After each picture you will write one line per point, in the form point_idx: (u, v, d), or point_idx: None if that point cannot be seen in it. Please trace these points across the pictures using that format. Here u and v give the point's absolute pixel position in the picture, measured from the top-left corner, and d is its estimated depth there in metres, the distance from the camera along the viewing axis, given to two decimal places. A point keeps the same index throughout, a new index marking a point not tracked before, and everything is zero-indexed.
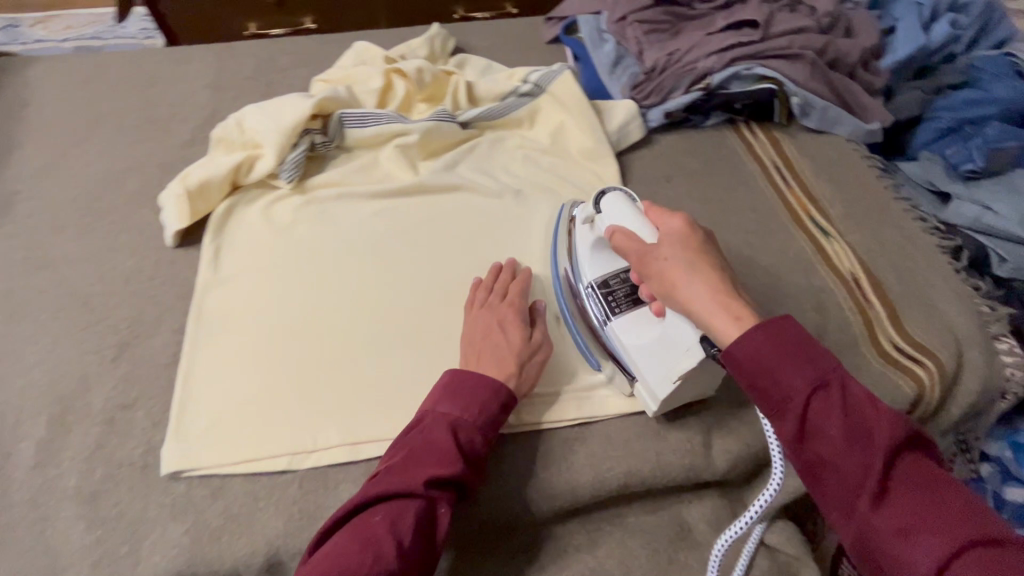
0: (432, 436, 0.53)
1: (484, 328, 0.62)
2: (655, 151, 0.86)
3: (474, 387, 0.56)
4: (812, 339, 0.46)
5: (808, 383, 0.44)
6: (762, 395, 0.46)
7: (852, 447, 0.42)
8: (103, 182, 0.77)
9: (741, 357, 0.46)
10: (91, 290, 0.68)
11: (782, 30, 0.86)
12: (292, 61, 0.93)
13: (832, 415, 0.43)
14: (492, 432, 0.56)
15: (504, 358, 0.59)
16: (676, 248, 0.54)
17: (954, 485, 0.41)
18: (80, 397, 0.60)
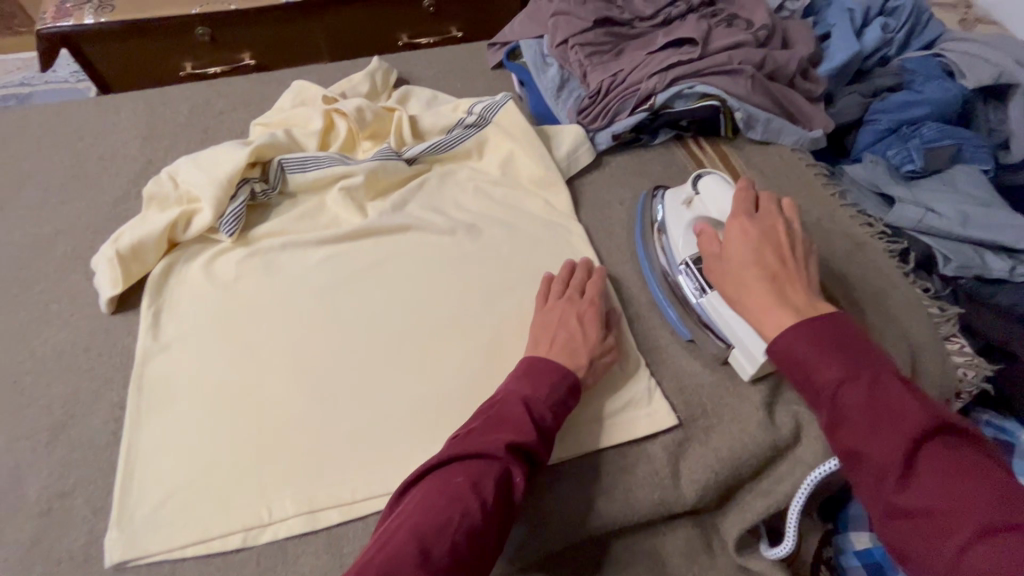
0: (508, 409, 0.55)
1: (560, 318, 0.65)
2: (606, 173, 0.86)
3: (544, 368, 0.59)
4: (855, 335, 0.50)
5: (841, 374, 0.48)
6: (802, 388, 0.50)
7: (880, 431, 0.45)
8: (31, 248, 0.73)
9: (780, 354, 0.52)
10: (21, 369, 0.64)
11: (720, 46, 0.87)
12: (229, 104, 0.90)
13: (862, 406, 0.46)
14: (560, 411, 0.57)
15: (575, 348, 0.62)
16: (739, 253, 0.60)
17: (991, 477, 0.42)
18: (12, 489, 0.56)
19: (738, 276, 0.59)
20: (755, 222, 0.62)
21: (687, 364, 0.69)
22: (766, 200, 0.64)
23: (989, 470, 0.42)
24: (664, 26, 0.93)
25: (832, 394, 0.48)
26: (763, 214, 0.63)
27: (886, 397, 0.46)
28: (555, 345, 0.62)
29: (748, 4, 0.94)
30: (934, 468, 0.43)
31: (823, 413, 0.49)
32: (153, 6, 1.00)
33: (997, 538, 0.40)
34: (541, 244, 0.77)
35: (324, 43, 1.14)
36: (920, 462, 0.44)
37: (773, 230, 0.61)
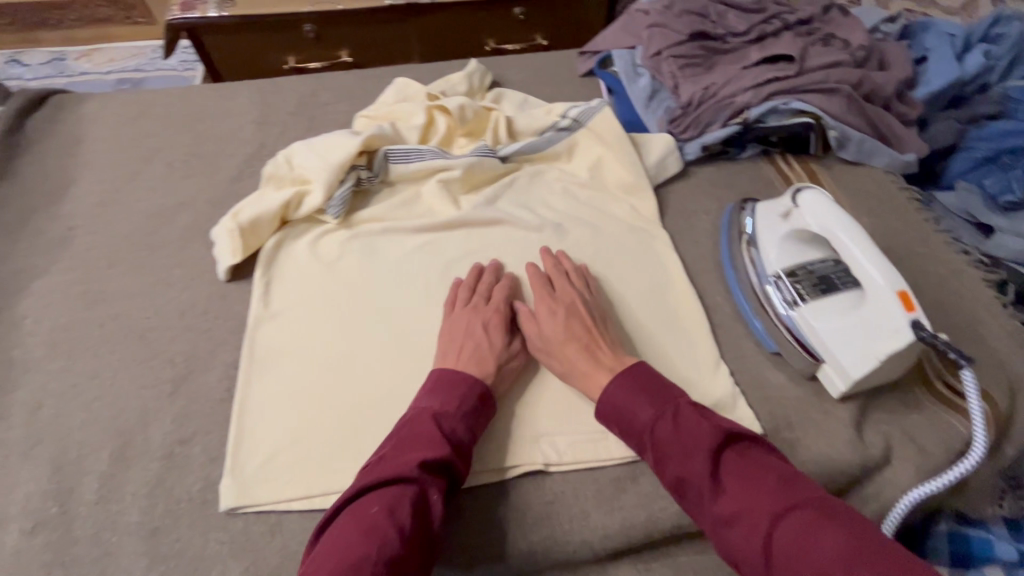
0: (418, 426, 0.56)
1: (466, 325, 0.66)
2: (692, 183, 0.87)
3: (453, 381, 0.60)
4: (657, 378, 0.61)
5: (651, 414, 0.57)
6: (627, 434, 0.59)
7: (688, 457, 0.53)
8: (158, 217, 0.79)
9: (603, 406, 0.60)
10: (148, 324, 0.69)
11: (817, 64, 0.87)
12: (334, 96, 0.95)
13: (672, 438, 0.55)
14: (476, 422, 0.59)
15: (483, 358, 0.63)
16: (554, 330, 0.65)
17: (770, 468, 0.52)
18: (138, 432, 0.61)
19: (563, 354, 0.64)
20: (556, 300, 0.68)
21: (771, 376, 0.68)
22: (559, 277, 0.71)
23: (772, 463, 0.52)
24: (757, 42, 0.94)
25: (648, 433, 0.57)
26: (563, 288, 0.70)
27: (686, 425, 0.55)
28: (462, 352, 0.64)
29: (844, 26, 0.94)
30: (733, 477, 0.52)
31: (648, 453, 0.57)
32: (269, 3, 1.07)
33: (785, 519, 0.48)
34: (626, 248, 0.79)
35: (416, 44, 1.20)
36: (724, 475, 0.52)
37: (576, 304, 0.67)
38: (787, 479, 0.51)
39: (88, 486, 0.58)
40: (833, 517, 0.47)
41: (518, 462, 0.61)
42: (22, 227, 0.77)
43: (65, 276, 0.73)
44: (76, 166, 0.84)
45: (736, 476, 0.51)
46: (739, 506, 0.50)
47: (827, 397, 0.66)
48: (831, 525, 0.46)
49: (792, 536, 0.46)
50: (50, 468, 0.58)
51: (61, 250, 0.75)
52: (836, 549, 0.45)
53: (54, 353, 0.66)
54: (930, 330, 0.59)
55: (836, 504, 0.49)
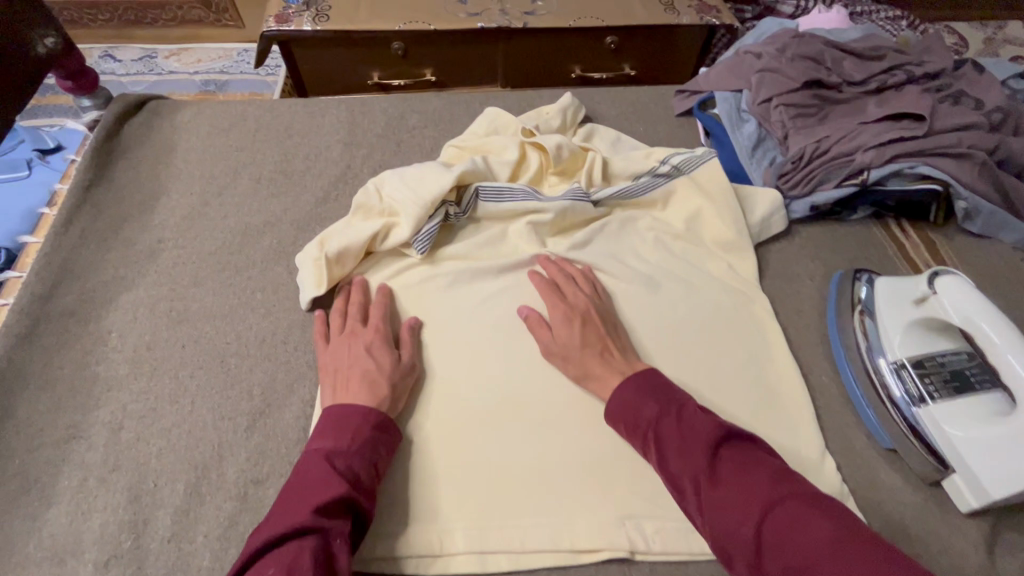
0: (308, 472, 0.51)
1: (347, 353, 0.63)
2: (797, 244, 0.81)
3: (342, 417, 0.56)
4: (665, 382, 0.60)
5: (656, 410, 0.57)
6: (634, 432, 0.58)
7: (687, 450, 0.52)
8: (244, 235, 0.79)
9: (613, 406, 0.60)
10: (228, 349, 0.68)
11: (948, 125, 0.80)
12: (421, 121, 0.94)
13: (673, 431, 0.54)
14: (376, 454, 0.55)
15: (374, 379, 0.60)
16: (569, 337, 0.65)
17: (767, 464, 0.49)
18: (214, 466, 0.60)
19: (580, 360, 0.64)
20: (567, 307, 0.68)
21: (886, 476, 0.62)
22: (564, 281, 0.71)
23: (769, 459, 0.50)
24: (877, 94, 0.87)
25: (651, 428, 0.56)
26: (571, 293, 0.70)
27: (690, 421, 0.54)
28: (350, 376, 0.61)
29: (978, 83, 0.87)
30: (728, 471, 0.49)
31: (651, 450, 0.55)
32: (362, 19, 1.06)
33: (777, 510, 0.45)
34: (723, 308, 0.73)
35: (502, 67, 1.17)
36: (720, 467, 0.50)
37: (589, 309, 0.67)
38: (783, 475, 0.48)
39: (161, 520, 0.56)
40: (825, 511, 0.45)
41: (603, 547, 0.56)
42: (113, 235, 0.77)
43: (152, 290, 0.72)
44: (167, 176, 0.85)
45: (731, 466, 0.50)
46: (731, 496, 0.47)
47: (952, 509, 0.59)
48: (820, 516, 0.44)
49: (783, 527, 0.44)
50: (126, 496, 0.57)
51: (149, 263, 0.75)
52: (826, 540, 0.42)
53: (138, 372, 0.66)
54: None
55: (830, 502, 0.46)
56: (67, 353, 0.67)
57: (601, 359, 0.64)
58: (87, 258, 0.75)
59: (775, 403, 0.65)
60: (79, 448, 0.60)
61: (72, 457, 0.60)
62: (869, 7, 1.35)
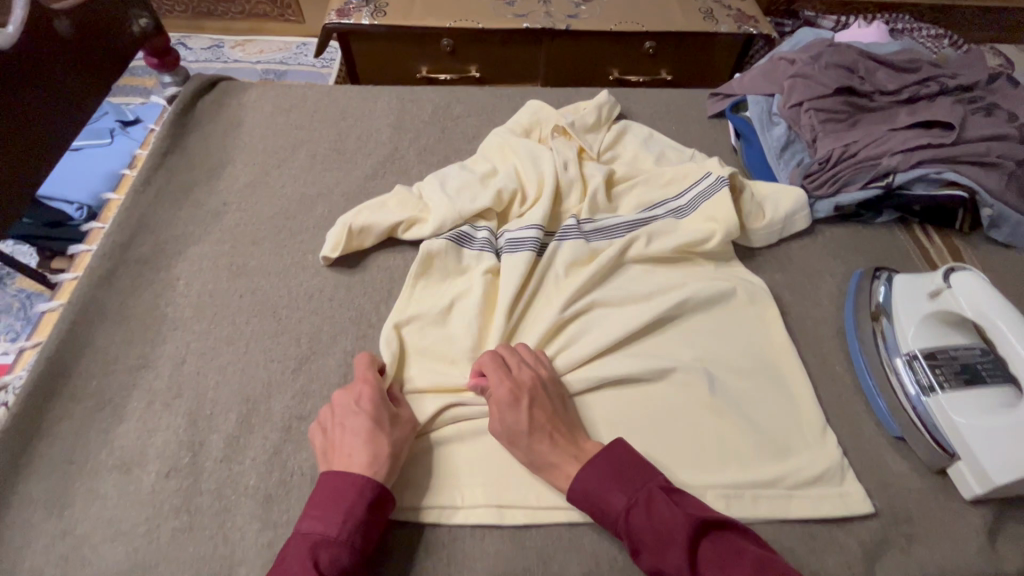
0: (296, 562, 0.50)
1: (350, 416, 0.60)
2: (819, 242, 0.83)
3: (335, 493, 0.54)
4: (628, 457, 0.58)
5: (624, 501, 0.55)
6: (602, 521, 0.56)
7: (664, 549, 0.51)
8: (299, 203, 0.86)
9: (576, 494, 0.57)
10: (280, 302, 0.75)
11: (979, 135, 0.81)
12: (466, 110, 1.01)
13: (645, 526, 0.53)
14: (363, 534, 0.53)
15: (375, 442, 0.58)
16: (517, 423, 0.60)
17: (744, 553, 0.51)
18: (263, 401, 0.66)
19: (527, 445, 0.59)
20: (516, 385, 0.61)
21: (891, 461, 0.64)
22: (514, 357, 0.65)
23: (745, 546, 0.51)
24: (908, 103, 0.89)
25: (622, 522, 0.54)
26: (519, 369, 0.63)
27: (660, 515, 0.53)
28: (346, 438, 0.58)
29: (1013, 97, 0.88)
30: (710, 568, 0.50)
31: (622, 542, 0.55)
32: (416, 16, 1.14)
33: None
34: (742, 294, 0.75)
35: (543, 67, 1.24)
36: (699, 563, 0.51)
37: (536, 390, 0.62)
38: (763, 565, 0.49)
39: (215, 443, 0.63)
40: None
41: None
42: (183, 197, 0.86)
43: (216, 246, 0.80)
44: (233, 148, 0.93)
45: (709, 563, 0.51)
46: None
47: (956, 497, 0.61)
48: None
49: None
50: (186, 420, 0.64)
51: (214, 222, 0.83)
52: None
53: (200, 316, 0.73)
54: None
55: None
56: (140, 295, 0.75)
57: (551, 443, 0.59)
58: (159, 215, 0.83)
59: (787, 386, 0.68)
60: (147, 376, 0.67)
61: (141, 383, 0.67)
62: (909, 25, 1.37)
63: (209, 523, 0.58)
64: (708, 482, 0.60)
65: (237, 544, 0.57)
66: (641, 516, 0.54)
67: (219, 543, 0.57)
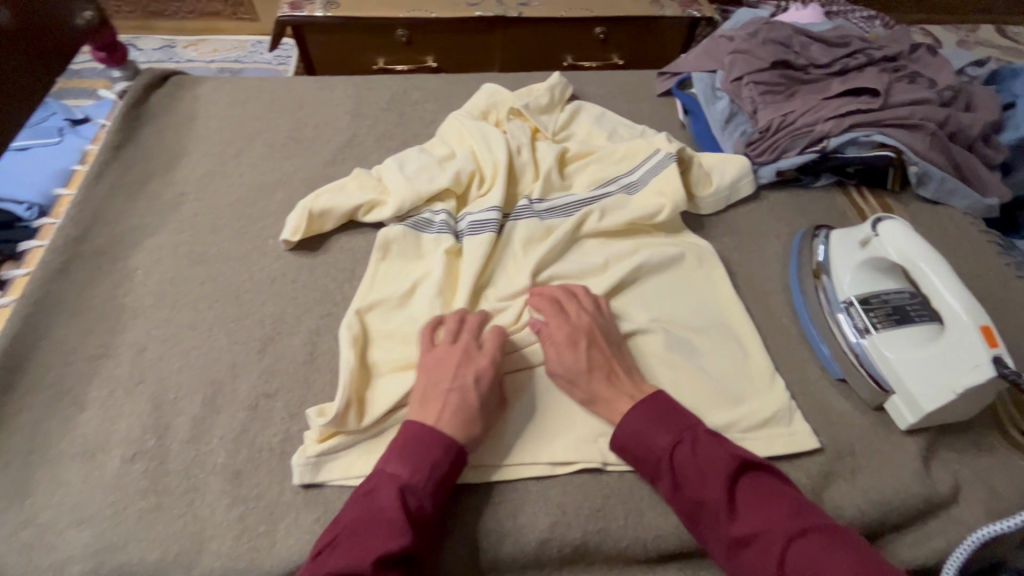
0: (383, 501, 0.53)
1: (449, 374, 0.61)
2: (764, 207, 0.88)
3: (423, 445, 0.57)
4: (673, 404, 0.61)
5: (669, 439, 0.58)
6: (643, 460, 0.59)
7: (706, 482, 0.54)
8: (257, 191, 0.86)
9: (622, 432, 0.60)
10: (243, 286, 0.75)
11: (903, 100, 0.87)
12: (422, 97, 1.02)
13: (689, 461, 0.56)
14: (441, 490, 0.56)
15: (467, 409, 0.60)
16: (575, 362, 0.64)
17: (783, 496, 0.54)
18: (228, 382, 0.66)
19: (587, 384, 0.63)
20: (575, 329, 0.66)
21: (834, 402, 0.68)
22: (570, 303, 0.69)
23: (785, 491, 0.54)
24: (840, 75, 0.95)
25: (665, 457, 0.57)
26: (576, 314, 0.68)
27: (705, 452, 0.56)
28: (445, 401, 0.60)
29: (932, 66, 0.95)
30: (748, 503, 0.54)
31: (663, 478, 0.57)
32: (369, 8, 1.15)
33: (796, 543, 0.50)
34: (692, 258, 0.79)
35: (499, 56, 1.26)
36: (740, 501, 0.54)
37: (596, 336, 0.66)
38: (799, 507, 0.53)
39: (181, 424, 0.63)
40: (840, 542, 0.50)
41: (577, 460, 0.62)
42: (139, 189, 0.85)
43: (174, 236, 0.80)
44: (187, 140, 0.93)
45: (748, 500, 0.54)
46: (754, 531, 0.52)
47: (893, 429, 0.65)
48: (837, 548, 0.49)
49: (806, 560, 0.49)
50: (150, 405, 0.64)
51: (171, 213, 0.82)
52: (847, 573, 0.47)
53: (160, 304, 0.73)
54: (1013, 367, 0.56)
55: (839, 530, 0.51)
56: (97, 287, 0.74)
57: (609, 381, 0.63)
58: (115, 208, 0.82)
59: (738, 339, 0.72)
60: (108, 365, 0.67)
61: (102, 372, 0.66)
62: (844, 8, 1.44)
63: (178, 502, 0.58)
64: None
65: (208, 520, 0.57)
66: (685, 453, 0.57)
67: (189, 521, 0.57)
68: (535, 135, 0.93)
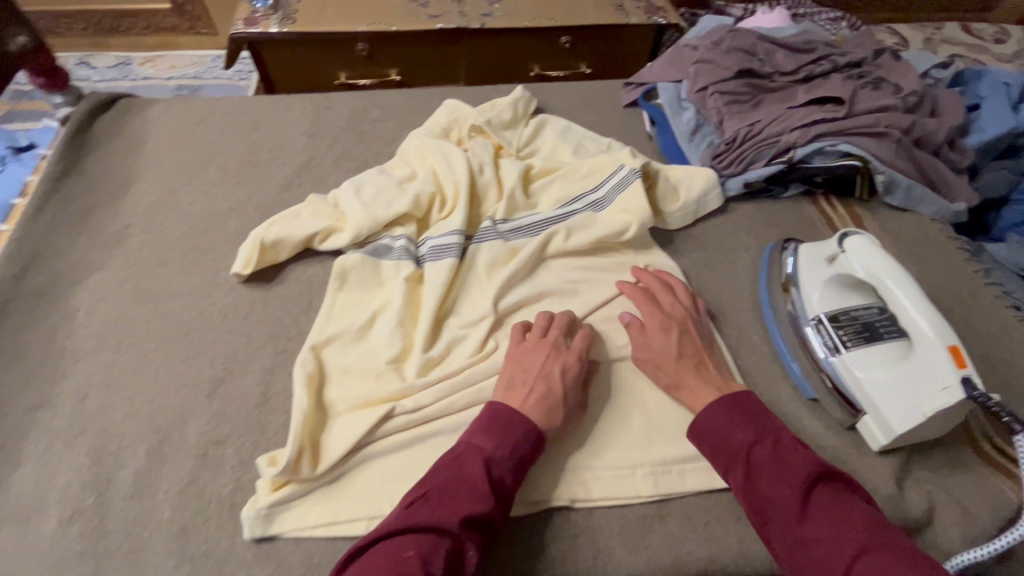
0: (467, 468, 0.55)
1: (537, 364, 0.63)
2: (733, 219, 0.86)
3: (508, 423, 0.58)
4: (757, 407, 0.61)
5: (750, 435, 0.57)
6: (719, 455, 0.58)
7: (783, 478, 0.54)
8: (209, 220, 0.82)
9: (702, 421, 0.60)
10: (192, 324, 0.72)
11: (868, 107, 0.86)
12: (383, 114, 0.99)
13: (767, 455, 0.56)
14: (523, 469, 0.57)
15: (552, 399, 0.61)
16: (664, 347, 0.65)
17: (863, 510, 0.52)
18: (176, 430, 0.63)
19: (674, 369, 0.64)
20: (669, 317, 0.68)
21: (807, 422, 0.66)
22: (664, 292, 0.71)
23: (863, 508, 0.53)
24: (805, 82, 0.94)
25: (743, 451, 0.57)
26: (671, 303, 0.70)
27: (785, 453, 0.56)
28: (532, 389, 0.61)
29: (896, 71, 0.95)
30: (824, 509, 0.52)
31: (735, 471, 0.57)
32: (327, 21, 1.12)
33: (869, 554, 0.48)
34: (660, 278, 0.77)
35: (464, 67, 1.23)
36: (814, 505, 0.53)
37: (687, 325, 0.67)
38: (877, 524, 0.51)
39: (124, 478, 0.59)
40: (916, 563, 0.47)
41: (544, 498, 0.59)
42: (82, 222, 0.81)
43: (120, 272, 0.76)
44: (135, 167, 0.88)
45: (824, 506, 0.52)
46: (825, 534, 0.50)
47: (866, 449, 0.64)
48: (911, 565, 0.47)
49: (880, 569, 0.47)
50: (90, 459, 0.60)
51: (118, 246, 0.78)
52: None
53: (103, 346, 0.69)
54: (982, 389, 0.55)
55: (916, 554, 0.49)
56: (34, 331, 0.70)
57: (696, 370, 0.64)
58: (56, 244, 0.78)
59: None
60: (46, 417, 0.63)
61: (39, 425, 0.62)
62: (811, 10, 1.44)
63: (119, 565, 0.54)
64: (636, 459, 0.62)
65: None
66: (764, 450, 0.56)
67: None
68: (498, 152, 0.91)
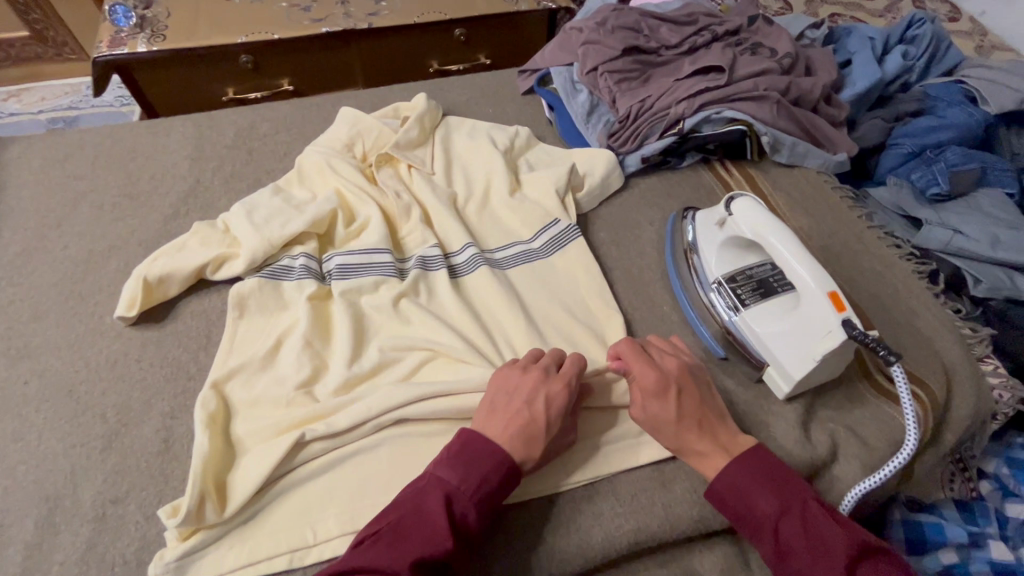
0: (428, 502, 0.51)
1: (522, 395, 0.58)
2: (636, 195, 0.88)
3: (478, 453, 0.54)
4: (778, 466, 0.56)
5: (775, 506, 0.53)
6: (744, 524, 0.55)
7: (820, 559, 0.50)
8: (87, 262, 0.76)
9: (719, 488, 0.56)
10: (78, 377, 0.66)
11: (747, 73, 0.90)
12: (272, 127, 0.95)
13: (797, 530, 0.52)
14: (487, 503, 0.53)
15: (532, 436, 0.57)
16: (661, 411, 0.58)
17: None
18: (68, 495, 0.58)
19: (675, 433, 0.58)
20: (664, 373, 0.60)
21: (721, 383, 0.68)
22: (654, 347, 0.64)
23: None
24: (690, 54, 0.96)
25: (772, 524, 0.53)
26: (663, 357, 0.62)
27: (818, 525, 0.52)
28: (513, 417, 0.57)
29: (771, 35, 0.99)
30: None
31: (765, 545, 0.53)
32: (201, 35, 1.05)
33: None
34: (571, 262, 0.78)
35: (359, 70, 1.20)
36: None
37: (680, 377, 0.60)
38: None
39: (10, 558, 0.54)
40: None
41: None
42: None
43: None
44: None
45: None
46: None
47: (775, 401, 0.67)
48: None
49: None
50: None
51: None
52: None
53: None
54: (861, 329, 0.58)
55: None
56: None
57: (702, 430, 0.58)
58: None
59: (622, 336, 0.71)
60: None
61: None
62: None
63: None
64: None
65: None
66: (793, 523, 0.52)
67: None
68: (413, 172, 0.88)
